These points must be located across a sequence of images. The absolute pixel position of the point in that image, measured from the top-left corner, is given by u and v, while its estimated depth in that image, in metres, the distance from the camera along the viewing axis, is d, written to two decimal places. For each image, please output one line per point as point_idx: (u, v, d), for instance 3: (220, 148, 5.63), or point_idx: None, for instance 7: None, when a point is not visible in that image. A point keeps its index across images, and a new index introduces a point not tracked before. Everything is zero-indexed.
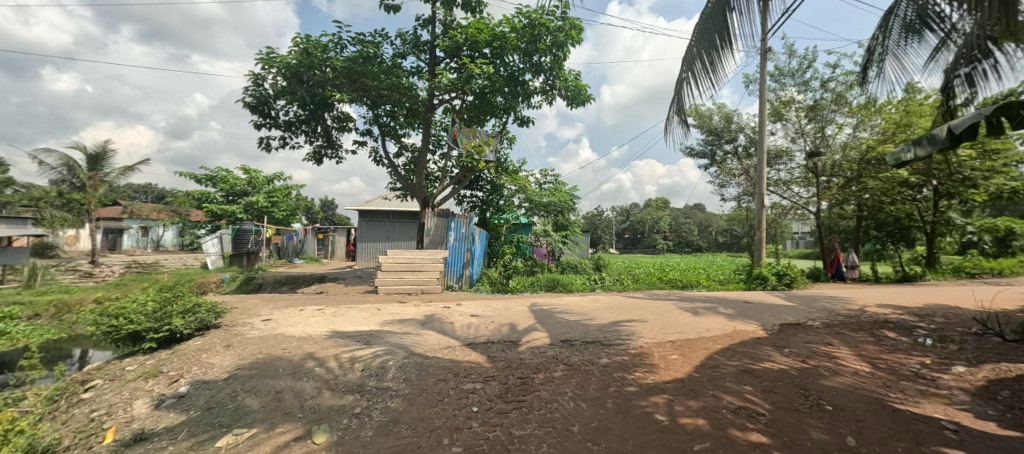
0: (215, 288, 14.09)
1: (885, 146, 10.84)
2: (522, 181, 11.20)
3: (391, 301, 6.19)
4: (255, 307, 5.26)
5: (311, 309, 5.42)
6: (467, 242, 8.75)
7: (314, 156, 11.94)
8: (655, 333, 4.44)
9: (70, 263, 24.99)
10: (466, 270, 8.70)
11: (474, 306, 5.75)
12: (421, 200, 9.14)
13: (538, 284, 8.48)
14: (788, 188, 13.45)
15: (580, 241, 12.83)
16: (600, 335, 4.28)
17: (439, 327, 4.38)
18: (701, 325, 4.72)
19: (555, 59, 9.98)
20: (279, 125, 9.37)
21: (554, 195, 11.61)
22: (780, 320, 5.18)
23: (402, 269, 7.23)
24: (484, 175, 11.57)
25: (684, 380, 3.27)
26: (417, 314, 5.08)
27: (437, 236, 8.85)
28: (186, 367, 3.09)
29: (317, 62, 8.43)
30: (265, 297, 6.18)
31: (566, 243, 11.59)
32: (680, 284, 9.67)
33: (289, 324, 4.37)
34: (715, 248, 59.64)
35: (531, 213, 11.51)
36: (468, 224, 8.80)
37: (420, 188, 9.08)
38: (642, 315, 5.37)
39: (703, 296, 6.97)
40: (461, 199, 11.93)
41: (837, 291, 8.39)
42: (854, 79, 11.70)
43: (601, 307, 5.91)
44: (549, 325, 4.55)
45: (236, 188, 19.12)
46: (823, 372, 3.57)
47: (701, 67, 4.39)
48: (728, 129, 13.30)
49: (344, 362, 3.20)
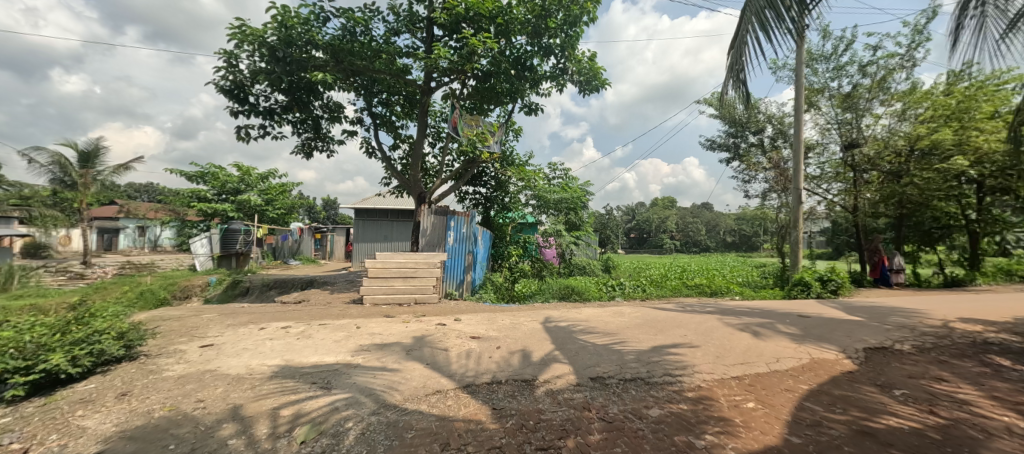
0: (201, 291, 13.40)
1: (936, 135, 9.68)
2: (530, 176, 10.14)
3: (376, 316, 5.16)
4: (205, 327, 4.26)
5: (275, 327, 4.39)
6: (469, 245, 7.68)
7: (302, 149, 10.97)
8: (713, 365, 3.36)
9: (62, 264, 24.34)
10: (466, 275, 7.61)
11: (476, 323, 4.71)
12: (418, 196, 8.10)
13: (550, 292, 7.24)
14: (818, 184, 12.33)
15: (592, 241, 11.69)
16: (642, 369, 3.22)
17: (428, 358, 3.33)
18: (768, 353, 3.64)
19: (566, 40, 8.97)
20: (259, 112, 8.34)
21: (565, 191, 10.56)
22: (862, 344, 4.08)
23: (392, 277, 6.17)
24: (488, 169, 10.56)
25: (783, 452, 2.19)
26: (403, 335, 4.05)
27: (433, 237, 7.55)
28: (41, 436, 2.07)
29: (298, 38, 7.41)
30: (226, 311, 5.16)
31: (577, 243, 10.55)
32: (709, 290, 8.55)
33: (233, 352, 3.35)
34: (723, 248, 58.78)
35: (539, 212, 10.44)
36: (470, 224, 7.76)
37: (416, 182, 8.02)
38: (685, 336, 4.30)
39: (746, 308, 5.89)
40: (462, 196, 10.90)
41: (895, 299, 7.24)
42: (896, 62, 10.56)
43: (631, 322, 4.86)
44: (573, 353, 3.50)
45: (229, 186, 18.48)
46: (972, 433, 2.49)
47: (772, 16, 3.39)
48: (754, 119, 12.17)
49: (278, 426, 2.15)
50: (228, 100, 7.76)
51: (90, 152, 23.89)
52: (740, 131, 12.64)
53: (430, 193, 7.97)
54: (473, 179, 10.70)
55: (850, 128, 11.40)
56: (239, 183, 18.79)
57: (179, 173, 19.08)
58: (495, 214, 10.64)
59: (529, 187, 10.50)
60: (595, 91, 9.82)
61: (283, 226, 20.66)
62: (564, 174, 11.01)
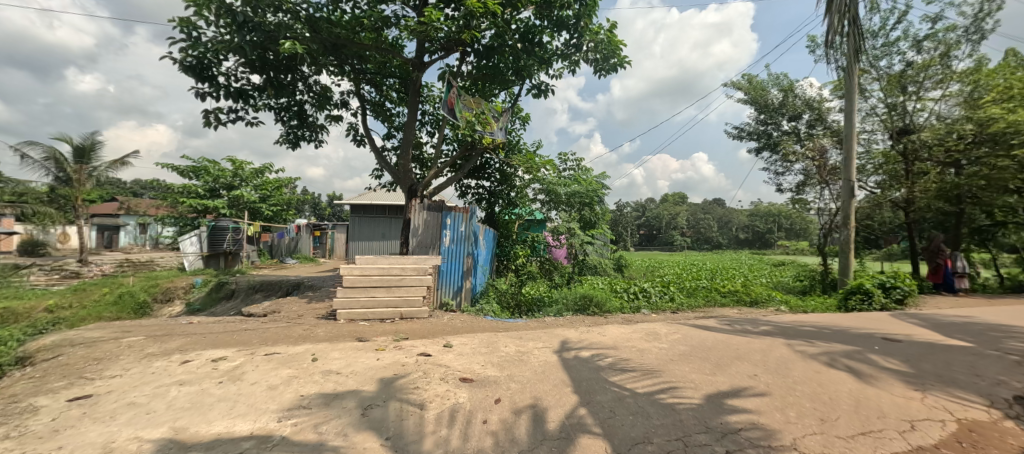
0: (184, 294, 12.42)
1: (1011, 118, 8.29)
2: (540, 167, 8.98)
3: (344, 339, 4.05)
4: (110, 362, 3.23)
5: (204, 358, 3.34)
6: (468, 246, 6.62)
7: (288, 139, 9.96)
8: (821, 438, 2.21)
9: (58, 262, 23.80)
10: (464, 281, 6.53)
11: (470, 353, 3.58)
12: (408, 189, 6.84)
13: (563, 303, 6.05)
14: (861, 177, 11.06)
15: (608, 240, 10.51)
16: (715, 447, 2.10)
17: (392, 424, 2.23)
18: (892, 414, 2.48)
19: (581, 10, 7.78)
20: (227, 94, 7.25)
21: (578, 184, 9.36)
22: (1010, 391, 2.91)
23: (374, 286, 5.05)
24: (492, 160, 9.45)
25: None
26: (369, 377, 2.95)
27: (426, 237, 6.27)
28: None
29: (265, 3, 6.29)
30: (158, 333, 4.12)
31: (593, 243, 9.33)
32: (749, 298, 7.29)
33: (107, 413, 2.30)
34: (735, 245, 57.61)
35: (549, 208, 9.29)
36: (469, 222, 6.66)
37: (406, 172, 6.81)
38: (755, 375, 3.15)
39: (811, 328, 4.72)
40: (464, 189, 9.84)
41: (980, 311, 6.00)
42: (958, 36, 9.23)
43: (673, 350, 3.70)
44: (606, 414, 2.38)
45: (221, 181, 17.76)
46: None
47: None
48: (790, 103, 10.96)
49: None
50: (190, 78, 6.68)
51: (86, 147, 23.26)
52: (772, 118, 11.35)
53: (422, 186, 6.74)
54: (476, 171, 9.58)
55: (897, 114, 10.24)
56: (232, 177, 17.98)
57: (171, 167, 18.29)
58: (500, 210, 9.59)
59: (538, 179, 9.38)
60: (613, 71, 8.62)
61: (280, 223, 19.76)
62: (577, 165, 9.85)
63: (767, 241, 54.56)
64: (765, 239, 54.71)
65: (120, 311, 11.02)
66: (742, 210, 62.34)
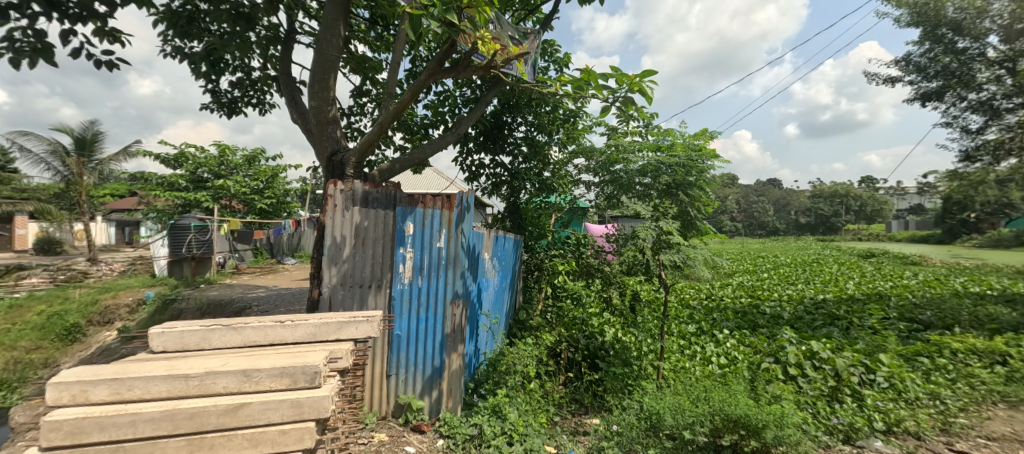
0: (128, 316, 9.83)
1: None
2: (590, 126, 5.55)
3: None
4: None
5: None
6: (457, 281, 3.11)
7: (221, 102, 6.92)
8: None
9: (68, 261, 22.52)
10: (450, 358, 3.05)
11: None
12: (329, 165, 3.28)
13: (685, 424, 2.47)
14: None
15: (708, 229, 5.19)
16: None
17: None
18: None
19: None
20: None
21: (659, 152, 5.34)
22: None
23: (153, 440, 1.59)
24: (515, 121, 6.02)
25: None
26: None
27: (358, 266, 2.86)
28: None
29: None
30: None
31: (699, 258, 4.63)
32: None
33: None
34: (795, 230, 51.50)
35: (603, 192, 5.55)
36: (457, 231, 3.14)
37: (323, 127, 3.26)
38: None
39: None
40: (473, 169, 6.48)
41: None
42: None
43: None
44: None
45: (207, 169, 15.52)
46: None
47: None
48: (985, 17, 7.04)
49: None
50: None
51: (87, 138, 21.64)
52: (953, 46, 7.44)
53: (356, 153, 3.18)
54: (490, 139, 6.06)
55: None
56: (219, 166, 15.73)
57: (154, 156, 16.17)
58: (528, 199, 6.12)
59: (584, 149, 5.94)
60: None
61: (278, 217, 17.16)
62: (650, 125, 6.02)
63: (833, 226, 48.11)
64: (830, 223, 48.31)
65: (41, 338, 8.54)
66: (803, 190, 55.62)
